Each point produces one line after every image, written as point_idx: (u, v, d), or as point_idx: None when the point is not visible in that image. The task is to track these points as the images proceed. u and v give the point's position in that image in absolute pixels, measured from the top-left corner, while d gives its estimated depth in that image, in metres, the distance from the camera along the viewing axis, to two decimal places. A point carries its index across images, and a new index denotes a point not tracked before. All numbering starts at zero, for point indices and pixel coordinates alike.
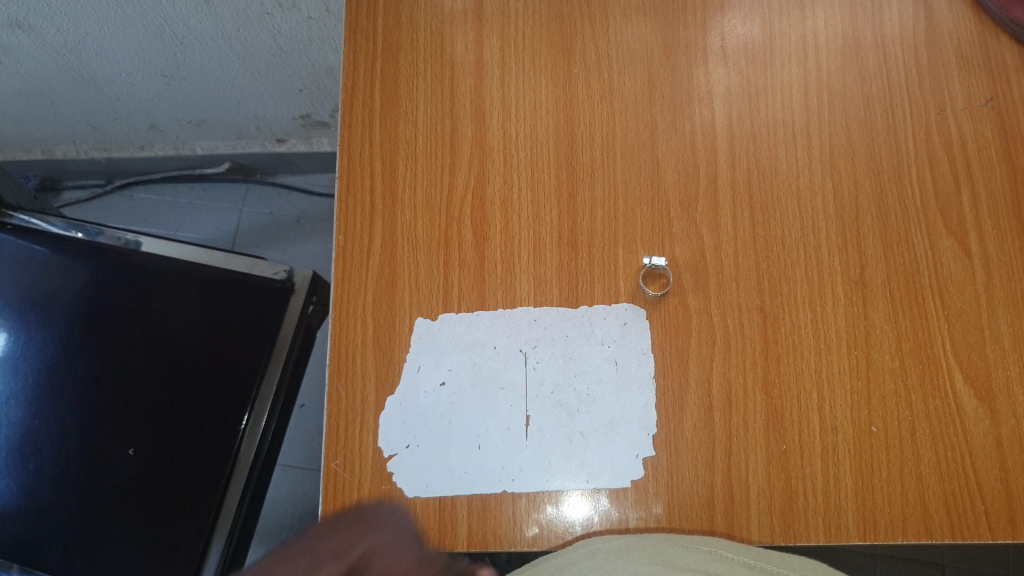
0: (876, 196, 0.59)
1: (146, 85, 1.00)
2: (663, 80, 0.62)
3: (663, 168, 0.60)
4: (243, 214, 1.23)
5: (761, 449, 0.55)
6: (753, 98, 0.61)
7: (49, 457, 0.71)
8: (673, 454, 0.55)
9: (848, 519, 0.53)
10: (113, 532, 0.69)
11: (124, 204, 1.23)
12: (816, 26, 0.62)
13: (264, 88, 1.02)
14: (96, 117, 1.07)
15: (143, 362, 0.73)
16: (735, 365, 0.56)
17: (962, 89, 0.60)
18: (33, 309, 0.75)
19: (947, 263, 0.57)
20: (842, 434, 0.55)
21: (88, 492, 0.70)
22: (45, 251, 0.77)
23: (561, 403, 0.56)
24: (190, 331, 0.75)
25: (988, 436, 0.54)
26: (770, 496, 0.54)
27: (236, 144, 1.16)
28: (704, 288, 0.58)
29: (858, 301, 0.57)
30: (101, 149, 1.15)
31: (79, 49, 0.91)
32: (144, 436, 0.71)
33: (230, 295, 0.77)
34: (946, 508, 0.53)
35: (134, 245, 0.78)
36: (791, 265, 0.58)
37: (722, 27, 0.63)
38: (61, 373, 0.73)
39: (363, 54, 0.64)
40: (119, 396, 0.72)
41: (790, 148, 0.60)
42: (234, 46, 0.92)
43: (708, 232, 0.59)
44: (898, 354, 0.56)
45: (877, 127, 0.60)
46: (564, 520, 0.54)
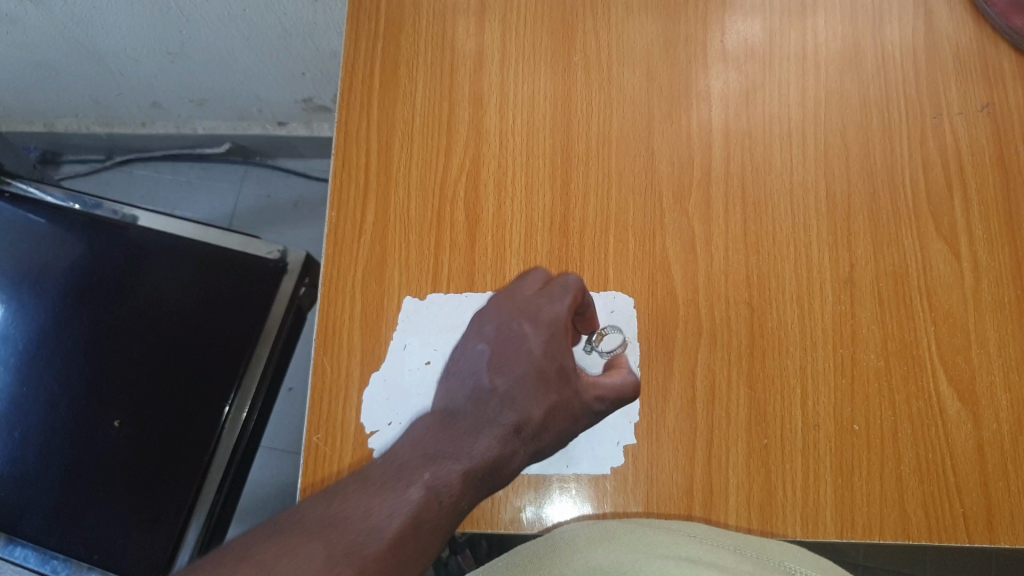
0: (868, 197, 0.59)
1: (151, 62, 1.00)
2: (661, 73, 0.62)
3: (658, 160, 0.61)
4: (240, 196, 1.23)
5: (742, 443, 0.55)
6: (750, 94, 0.61)
7: (36, 424, 0.70)
8: (653, 444, 0.55)
9: (826, 516, 0.53)
10: (94, 503, 0.68)
11: (124, 180, 1.23)
12: (816, 26, 0.62)
13: (268, 70, 1.02)
14: (99, 91, 1.07)
15: (134, 333, 0.74)
16: (720, 358, 0.56)
17: (958, 95, 0.60)
18: (28, 276, 0.75)
19: (936, 266, 0.57)
20: (824, 432, 0.55)
21: (71, 461, 0.70)
22: (42, 219, 0.77)
23: None
24: (180, 306, 0.75)
25: (970, 439, 0.54)
26: (749, 488, 0.54)
27: (237, 125, 1.15)
28: (693, 280, 0.58)
29: (846, 300, 0.57)
30: (104, 125, 1.15)
31: (86, 23, 0.92)
32: (130, 408, 0.71)
33: (222, 272, 0.76)
34: (924, 509, 0.53)
35: (130, 219, 0.79)
36: (780, 261, 0.58)
37: (724, 23, 0.63)
38: (52, 341, 0.73)
39: (365, 35, 0.64)
40: (107, 367, 0.72)
41: (785, 145, 0.60)
42: (239, 26, 0.92)
43: (699, 225, 0.59)
44: (883, 354, 0.56)
45: (873, 129, 0.60)
46: (543, 508, 0.54)
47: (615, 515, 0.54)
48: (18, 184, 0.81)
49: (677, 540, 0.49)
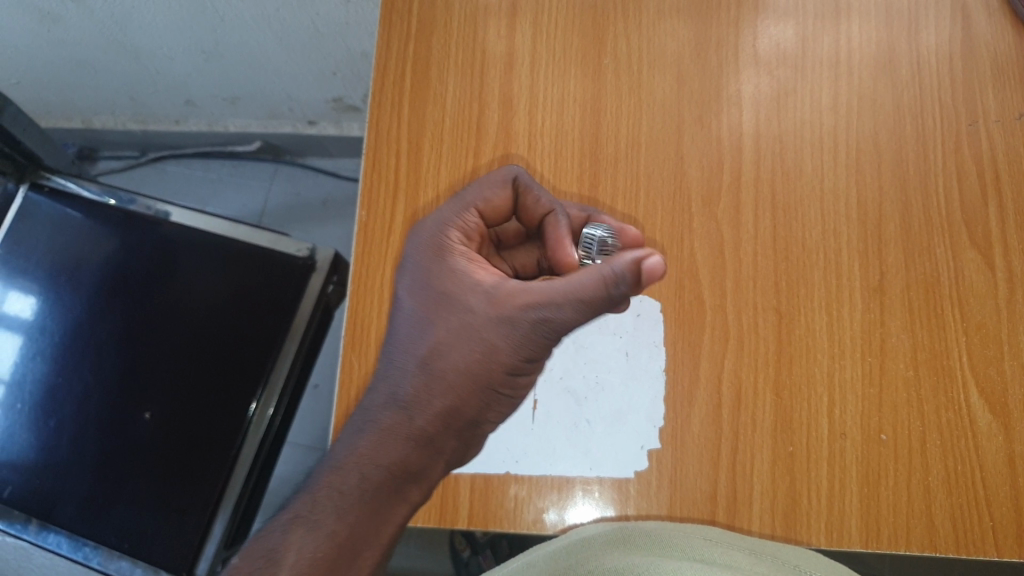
0: (900, 205, 0.58)
1: (185, 61, 1.02)
2: (692, 77, 0.62)
3: (687, 164, 0.60)
4: (270, 193, 1.24)
5: (767, 450, 0.54)
6: (781, 99, 0.61)
7: (71, 414, 0.72)
8: (677, 449, 0.55)
9: (851, 525, 0.53)
10: (123, 493, 0.70)
11: (157, 177, 1.24)
12: (850, 31, 0.62)
13: (299, 70, 1.03)
14: (134, 89, 1.09)
15: (165, 328, 0.75)
16: (746, 364, 0.56)
17: (995, 102, 0.59)
18: (63, 268, 0.76)
19: (969, 275, 0.56)
20: (851, 440, 0.54)
21: (103, 451, 0.71)
22: (77, 213, 0.78)
23: (568, 389, 0.57)
24: (211, 302, 0.76)
25: (1001, 452, 0.53)
26: (773, 496, 0.53)
27: (268, 124, 1.17)
28: (720, 285, 0.58)
29: (875, 309, 0.56)
30: (138, 121, 1.17)
31: (123, 21, 0.93)
32: (160, 400, 0.72)
33: (252, 269, 0.77)
34: (952, 522, 0.52)
35: (163, 215, 0.79)
36: (809, 268, 0.57)
37: (756, 27, 0.63)
38: (86, 333, 0.74)
39: (396, 36, 0.65)
40: (139, 359, 0.73)
41: (816, 151, 0.60)
42: (272, 26, 0.93)
43: (727, 230, 0.59)
44: (913, 363, 0.55)
45: (906, 136, 0.60)
46: (566, 510, 0.55)
47: (637, 517, 0.54)
48: (55, 177, 0.81)
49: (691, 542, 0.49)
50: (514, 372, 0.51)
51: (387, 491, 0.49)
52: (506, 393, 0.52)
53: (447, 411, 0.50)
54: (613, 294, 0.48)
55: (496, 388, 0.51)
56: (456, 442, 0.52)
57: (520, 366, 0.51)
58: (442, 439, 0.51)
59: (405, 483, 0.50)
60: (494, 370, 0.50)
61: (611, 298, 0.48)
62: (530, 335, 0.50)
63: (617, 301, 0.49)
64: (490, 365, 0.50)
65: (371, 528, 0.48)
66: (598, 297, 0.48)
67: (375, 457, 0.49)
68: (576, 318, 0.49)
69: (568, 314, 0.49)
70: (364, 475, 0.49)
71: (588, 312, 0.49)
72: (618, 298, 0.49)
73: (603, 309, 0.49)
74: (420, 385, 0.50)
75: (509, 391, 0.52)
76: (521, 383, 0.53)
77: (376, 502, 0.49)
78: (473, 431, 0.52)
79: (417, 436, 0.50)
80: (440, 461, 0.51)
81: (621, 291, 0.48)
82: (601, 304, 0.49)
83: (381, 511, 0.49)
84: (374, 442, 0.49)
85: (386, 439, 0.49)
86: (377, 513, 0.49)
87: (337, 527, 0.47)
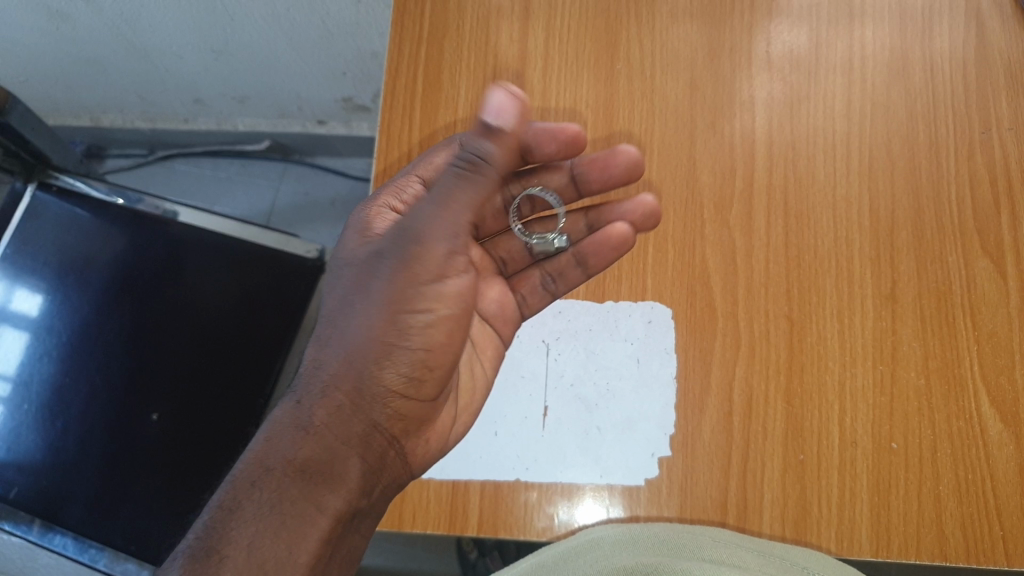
0: (913, 212, 0.58)
1: (195, 60, 1.02)
2: (705, 82, 0.62)
3: (700, 170, 0.60)
4: (279, 193, 1.23)
5: (778, 458, 0.54)
6: (794, 105, 0.61)
7: (78, 416, 0.71)
8: (688, 457, 0.55)
9: (861, 534, 0.53)
10: (131, 494, 0.70)
11: (165, 175, 1.23)
12: (864, 37, 0.62)
13: (308, 69, 1.03)
14: (144, 87, 1.09)
15: (172, 329, 0.75)
16: (757, 372, 0.56)
17: (1008, 110, 0.59)
18: (71, 268, 0.75)
19: (981, 283, 0.56)
20: (862, 448, 0.54)
21: (111, 452, 0.70)
22: (86, 213, 0.78)
23: (579, 396, 0.57)
24: (219, 304, 0.77)
25: (1012, 461, 0.53)
26: (783, 504, 0.54)
27: (276, 122, 1.17)
28: (732, 292, 0.58)
29: (887, 316, 0.56)
30: (146, 119, 1.17)
31: (133, 20, 0.93)
32: (167, 401, 0.72)
33: (260, 270, 0.80)
34: (963, 531, 0.52)
35: (171, 215, 0.81)
36: (821, 275, 0.57)
37: (769, 32, 0.63)
38: (94, 333, 0.74)
39: (408, 40, 0.65)
40: (147, 361, 0.73)
41: (829, 157, 0.60)
42: (283, 25, 0.93)
43: (739, 236, 0.59)
44: (924, 372, 0.55)
45: (919, 143, 0.59)
46: (575, 508, 0.55)
47: (649, 517, 0.54)
48: (64, 179, 0.82)
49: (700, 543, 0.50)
50: (409, 311, 0.48)
51: (280, 488, 0.45)
52: (412, 346, 0.49)
53: (332, 382, 0.48)
54: (473, 167, 0.45)
55: (392, 337, 0.48)
56: (363, 424, 0.48)
57: (411, 294, 0.48)
58: (342, 416, 0.47)
59: (309, 476, 0.45)
60: (385, 314, 0.48)
61: (475, 174, 0.45)
62: (412, 254, 0.48)
63: (482, 179, 0.45)
64: (380, 308, 0.48)
65: (270, 536, 0.43)
66: (460, 179, 0.46)
67: (261, 459, 0.46)
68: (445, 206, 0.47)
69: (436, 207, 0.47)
70: (244, 481, 0.45)
71: (459, 202, 0.46)
72: (481, 171, 0.45)
73: (469, 196, 0.46)
74: (310, 376, 0.49)
75: (417, 341, 0.49)
76: (432, 336, 0.49)
77: (283, 486, 0.45)
78: (382, 405, 0.48)
79: (304, 425, 0.47)
80: (346, 446, 0.47)
81: (481, 160, 0.45)
82: (463, 186, 0.46)
83: (291, 519, 0.44)
84: (265, 431, 0.47)
85: (272, 426, 0.47)
86: (279, 523, 0.44)
87: (224, 544, 0.43)
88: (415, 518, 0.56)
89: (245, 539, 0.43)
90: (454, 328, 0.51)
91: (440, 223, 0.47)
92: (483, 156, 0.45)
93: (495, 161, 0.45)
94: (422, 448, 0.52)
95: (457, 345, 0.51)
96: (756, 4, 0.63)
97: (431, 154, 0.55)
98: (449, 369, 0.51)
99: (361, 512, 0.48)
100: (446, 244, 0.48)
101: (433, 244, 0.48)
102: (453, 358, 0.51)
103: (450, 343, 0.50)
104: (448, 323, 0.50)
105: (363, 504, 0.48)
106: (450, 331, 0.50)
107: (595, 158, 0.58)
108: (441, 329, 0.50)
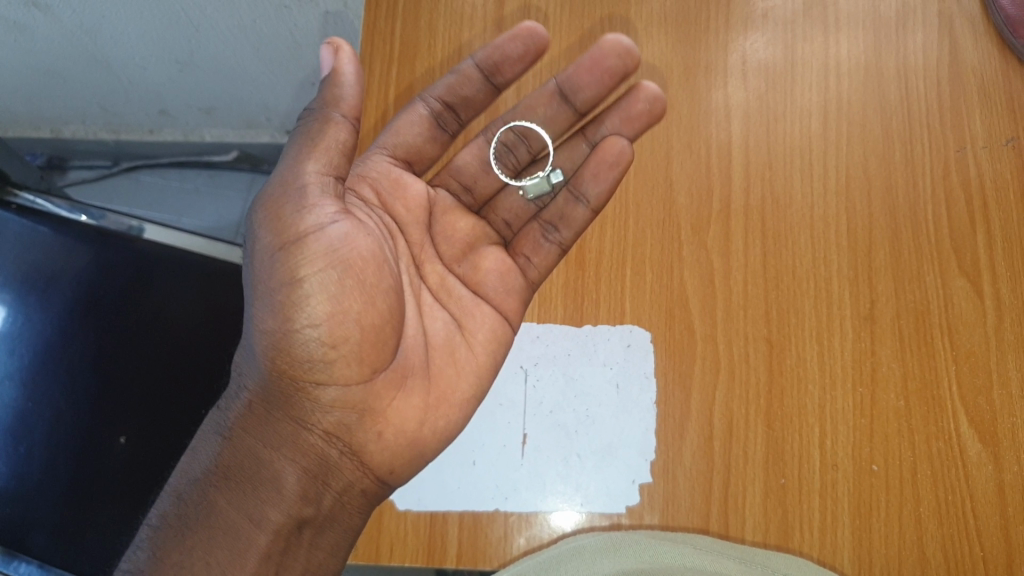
0: (890, 230, 0.58)
1: (159, 70, 0.99)
2: (680, 102, 0.62)
3: (677, 192, 0.60)
4: (247, 205, 1.18)
5: (759, 483, 0.54)
6: (771, 124, 0.61)
7: (42, 440, 0.68)
8: (669, 482, 0.54)
9: (843, 558, 0.52)
10: (99, 522, 0.66)
11: (129, 188, 1.18)
12: (839, 54, 0.62)
13: (276, 79, 1.01)
14: (106, 98, 1.05)
15: (140, 348, 0.71)
16: (737, 396, 0.56)
17: (983, 128, 0.59)
18: (33, 287, 0.72)
19: (958, 302, 0.56)
20: (843, 471, 0.54)
21: (78, 476, 0.67)
22: (48, 229, 0.73)
23: (559, 423, 0.57)
24: (189, 322, 0.73)
25: (990, 480, 0.53)
26: (766, 530, 0.53)
27: (245, 133, 1.14)
28: (710, 314, 0.57)
29: (866, 337, 0.56)
30: (110, 130, 1.13)
31: (94, 30, 0.91)
32: (134, 424, 0.69)
33: (229, 288, 0.74)
34: (944, 552, 0.52)
35: (137, 230, 0.75)
36: (800, 297, 0.57)
37: (744, 50, 0.62)
38: (57, 355, 0.70)
39: (379, 59, 0.64)
40: (114, 382, 0.70)
41: (806, 177, 0.59)
42: (249, 36, 0.91)
43: (717, 258, 0.58)
44: (903, 394, 0.55)
45: (895, 161, 0.59)
46: (550, 515, 0.55)
47: (631, 527, 0.54)
48: (25, 195, 0.76)
49: (678, 550, 0.51)
50: (280, 285, 0.46)
51: (207, 498, 0.48)
52: (292, 320, 0.46)
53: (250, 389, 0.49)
54: (321, 116, 0.47)
55: (269, 318, 0.46)
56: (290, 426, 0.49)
57: (280, 263, 0.46)
58: (262, 420, 0.49)
59: (235, 486, 0.48)
60: (258, 297, 0.46)
61: (324, 123, 0.47)
62: (270, 218, 0.46)
63: (330, 125, 0.46)
64: (253, 293, 0.46)
65: (196, 550, 0.46)
66: (307, 131, 0.47)
67: (194, 472, 0.49)
68: (320, 168, 0.46)
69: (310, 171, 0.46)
70: (181, 493, 0.49)
71: (314, 153, 0.46)
72: (331, 119, 0.47)
73: (321, 146, 0.46)
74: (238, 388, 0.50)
75: (297, 313, 0.46)
76: (320, 304, 0.46)
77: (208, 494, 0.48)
78: (303, 399, 0.48)
79: (224, 434, 0.49)
80: (269, 447, 0.49)
81: (328, 108, 0.47)
82: (313, 136, 0.46)
83: (219, 534, 0.47)
84: (198, 449, 0.50)
85: (204, 443, 0.50)
86: (212, 538, 0.47)
87: (158, 559, 0.46)
88: (391, 550, 0.54)
89: (174, 557, 0.46)
90: (354, 293, 0.47)
91: (296, 177, 0.46)
92: (330, 103, 0.47)
93: (345, 107, 0.47)
94: (382, 448, 0.50)
95: (370, 312, 0.47)
96: (731, 21, 0.63)
97: (394, 125, 0.58)
98: (365, 342, 0.47)
99: (303, 516, 0.49)
100: (309, 198, 0.46)
101: (295, 199, 0.46)
102: (370, 330, 0.47)
103: (354, 310, 0.46)
104: (344, 290, 0.46)
105: (311, 513, 0.49)
106: (352, 299, 0.46)
107: (584, 61, 0.58)
108: (334, 297, 0.46)
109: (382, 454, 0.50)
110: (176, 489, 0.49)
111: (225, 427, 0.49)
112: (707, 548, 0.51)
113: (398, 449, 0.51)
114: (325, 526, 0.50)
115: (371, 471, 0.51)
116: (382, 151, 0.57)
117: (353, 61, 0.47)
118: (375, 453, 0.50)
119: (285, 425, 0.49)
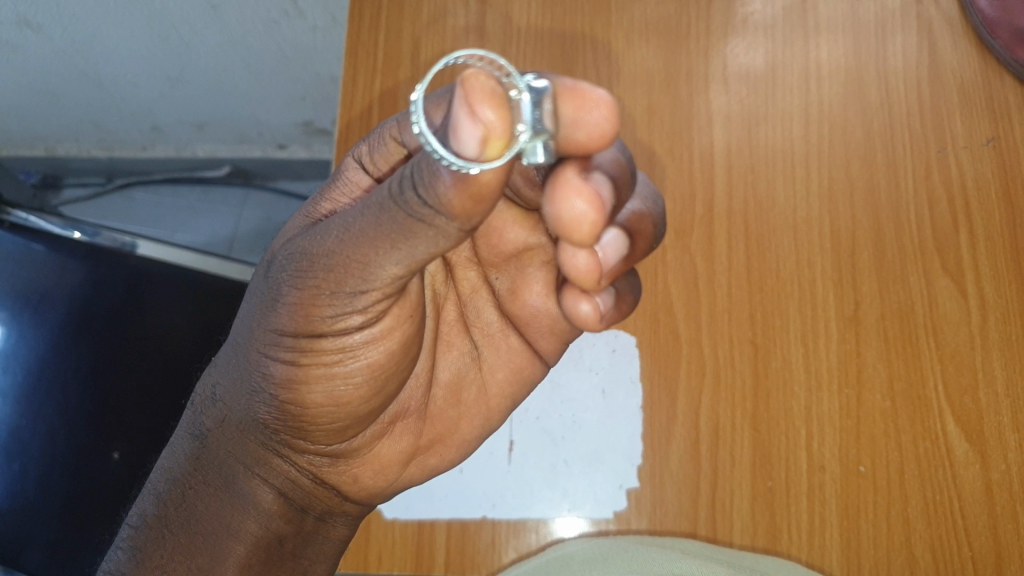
0: (873, 232, 0.58)
1: (150, 86, 0.99)
2: (662, 107, 0.62)
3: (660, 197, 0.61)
4: (241, 219, 1.19)
5: (747, 486, 0.54)
6: (752, 127, 0.61)
7: (37, 455, 0.65)
8: (657, 486, 0.55)
9: (832, 558, 0.52)
10: (91, 537, 0.65)
11: (123, 205, 1.18)
12: (820, 57, 0.62)
13: (266, 95, 1.02)
14: (99, 115, 1.05)
15: (132, 359, 0.70)
16: (724, 399, 0.56)
17: (964, 128, 0.59)
18: (25, 304, 0.70)
19: (942, 302, 0.56)
20: (830, 473, 0.54)
21: (72, 489, 0.65)
22: (41, 247, 0.73)
23: (545, 430, 0.57)
24: (176, 330, 0.72)
25: (978, 480, 0.52)
26: (754, 533, 0.54)
27: (236, 148, 1.14)
28: (695, 318, 0.58)
29: (851, 339, 0.56)
30: (103, 148, 1.13)
31: (85, 50, 0.91)
32: (129, 438, 0.67)
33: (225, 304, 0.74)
34: (932, 552, 0.51)
35: (130, 246, 0.76)
36: (783, 300, 0.57)
37: (725, 55, 0.63)
38: (50, 372, 0.68)
39: (363, 73, 0.65)
40: (107, 396, 0.68)
41: (789, 181, 0.60)
42: (239, 52, 0.92)
43: (701, 261, 0.59)
44: (890, 394, 0.55)
45: (877, 162, 0.59)
46: (545, 527, 0.56)
47: (618, 532, 0.55)
48: (18, 214, 0.77)
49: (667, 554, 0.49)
50: (280, 362, 0.38)
51: (188, 508, 0.43)
52: (287, 397, 0.39)
53: (229, 413, 0.42)
54: (403, 209, 0.32)
55: (265, 382, 0.39)
56: (277, 462, 0.43)
57: (292, 344, 0.37)
58: (244, 451, 0.42)
59: (213, 495, 0.43)
60: (256, 354, 0.39)
61: (412, 225, 0.32)
62: (309, 282, 0.35)
63: (416, 234, 0.32)
64: (252, 343, 0.39)
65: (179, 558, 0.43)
66: (380, 223, 0.33)
67: (174, 470, 0.44)
68: (390, 250, 0.33)
69: (385, 264, 0.34)
70: (162, 489, 0.44)
71: (393, 252, 0.33)
72: (421, 225, 0.32)
73: (390, 256, 0.33)
74: (216, 393, 0.43)
75: (298, 394, 0.39)
76: (319, 389, 0.39)
77: (186, 504, 0.43)
78: (285, 448, 0.42)
79: (201, 443, 0.43)
80: (249, 473, 0.43)
81: (421, 202, 0.31)
82: (389, 241, 0.33)
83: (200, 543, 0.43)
84: (179, 444, 0.44)
85: (183, 442, 0.44)
86: (193, 552, 0.43)
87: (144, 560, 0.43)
88: (380, 562, 0.55)
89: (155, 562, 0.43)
90: (361, 383, 0.39)
91: (349, 283, 0.35)
92: (429, 198, 0.31)
93: (449, 211, 0.31)
94: (362, 485, 0.46)
95: (366, 399, 0.40)
96: (711, 28, 0.63)
97: None
98: (354, 419, 0.41)
99: (279, 535, 0.44)
100: (351, 294, 0.35)
101: (333, 290, 0.35)
102: (367, 406, 0.41)
103: (357, 396, 0.40)
104: (349, 384, 0.39)
105: (291, 530, 0.45)
106: (354, 387, 0.39)
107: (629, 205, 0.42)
108: (337, 387, 0.39)
109: (366, 489, 0.46)
110: (158, 482, 0.45)
111: (207, 441, 0.43)
112: (697, 549, 0.51)
113: (374, 488, 0.46)
114: (314, 539, 0.46)
115: (353, 499, 0.46)
116: (399, 149, 0.42)
117: (480, 146, 0.30)
118: (351, 491, 0.46)
119: (272, 465, 0.43)
